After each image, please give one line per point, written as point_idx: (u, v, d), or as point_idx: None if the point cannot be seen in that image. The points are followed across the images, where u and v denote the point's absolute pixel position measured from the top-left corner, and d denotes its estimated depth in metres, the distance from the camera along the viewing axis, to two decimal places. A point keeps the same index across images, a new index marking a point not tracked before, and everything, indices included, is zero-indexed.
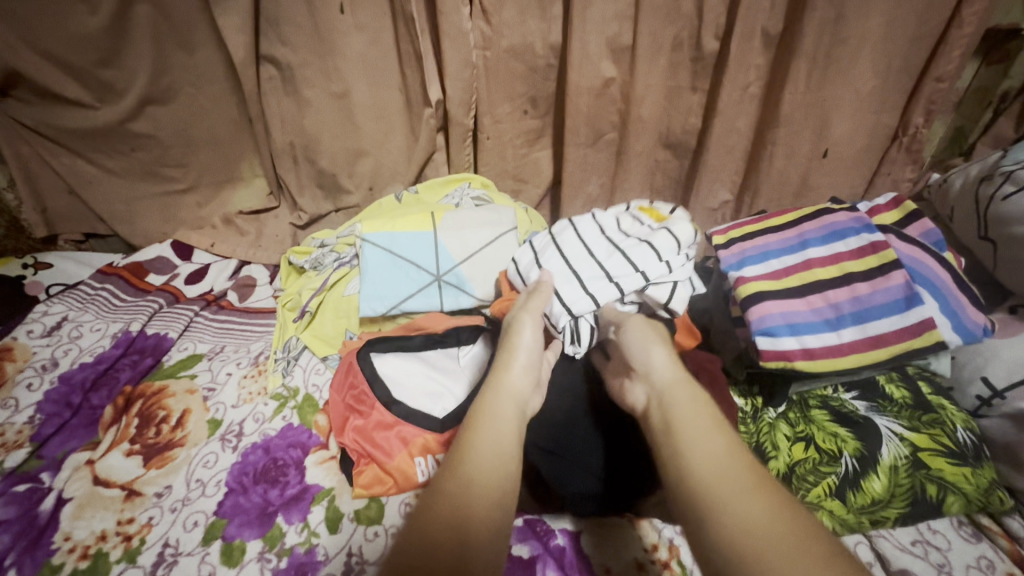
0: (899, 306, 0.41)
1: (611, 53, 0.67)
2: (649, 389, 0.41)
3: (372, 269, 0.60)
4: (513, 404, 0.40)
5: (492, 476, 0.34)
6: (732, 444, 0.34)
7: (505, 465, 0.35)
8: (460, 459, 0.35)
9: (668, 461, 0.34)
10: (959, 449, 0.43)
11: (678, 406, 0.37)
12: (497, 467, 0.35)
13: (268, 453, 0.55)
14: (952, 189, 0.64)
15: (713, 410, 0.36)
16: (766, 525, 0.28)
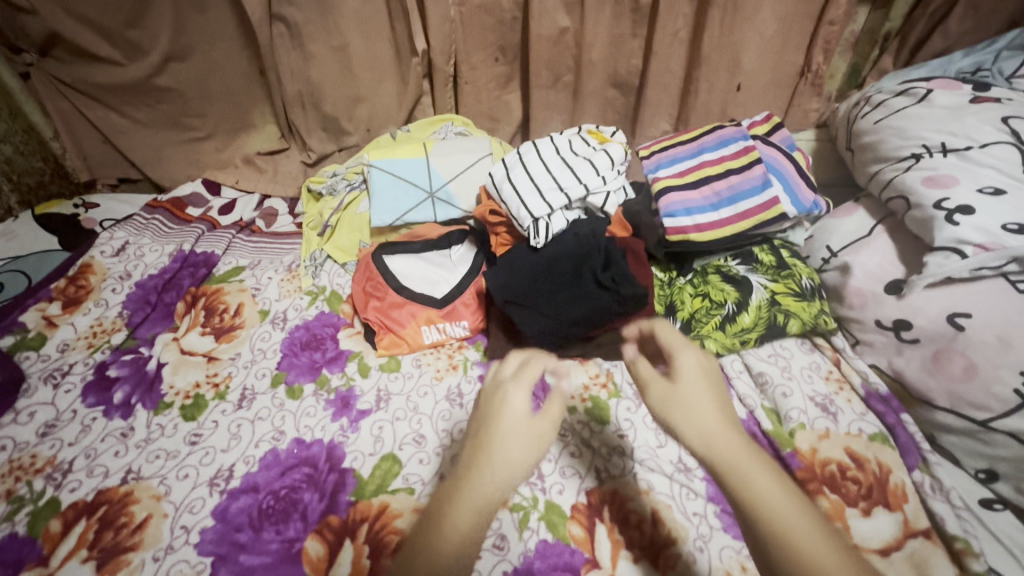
0: (759, 189, 0.59)
1: (565, 6, 0.81)
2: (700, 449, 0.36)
3: (378, 189, 0.76)
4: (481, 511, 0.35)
5: None
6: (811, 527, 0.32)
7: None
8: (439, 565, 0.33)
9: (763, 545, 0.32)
10: (802, 291, 0.63)
11: (744, 492, 0.34)
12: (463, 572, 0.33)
13: (309, 331, 0.73)
14: (838, 115, 0.81)
15: (789, 505, 0.33)
16: None
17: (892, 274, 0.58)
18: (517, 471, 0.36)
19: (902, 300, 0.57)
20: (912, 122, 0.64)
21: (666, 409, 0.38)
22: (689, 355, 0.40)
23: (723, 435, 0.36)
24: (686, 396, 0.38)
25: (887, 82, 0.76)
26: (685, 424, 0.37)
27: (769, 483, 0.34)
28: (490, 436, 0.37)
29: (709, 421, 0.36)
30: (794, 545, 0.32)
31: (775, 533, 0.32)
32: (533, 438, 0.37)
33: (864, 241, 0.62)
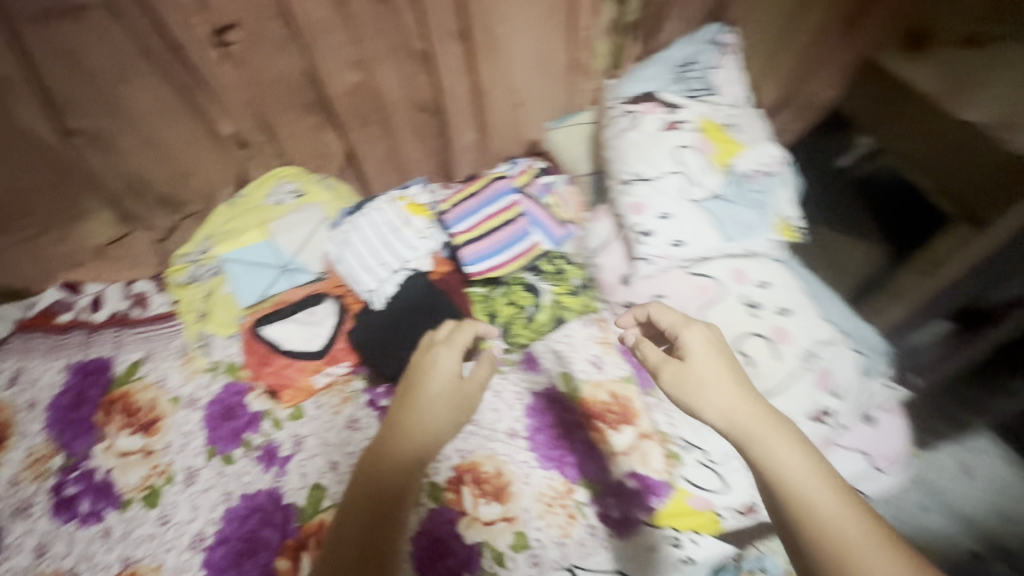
0: (523, 236, 0.92)
1: (351, 65, 0.90)
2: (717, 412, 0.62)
3: (239, 275, 0.95)
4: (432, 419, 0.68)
5: (398, 464, 0.65)
6: (807, 460, 0.57)
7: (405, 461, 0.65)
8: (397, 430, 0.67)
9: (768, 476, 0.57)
10: (574, 289, 0.91)
11: (758, 455, 0.58)
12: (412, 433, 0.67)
13: (221, 403, 0.89)
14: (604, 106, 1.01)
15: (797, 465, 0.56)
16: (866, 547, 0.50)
17: (622, 269, 0.87)
18: (448, 369, 0.71)
19: (628, 287, 0.86)
20: (627, 145, 0.87)
21: (682, 377, 0.65)
22: (697, 332, 0.68)
23: (740, 407, 0.61)
24: (692, 367, 0.65)
25: (628, 85, 0.96)
26: (703, 391, 0.63)
27: (780, 448, 0.58)
28: (433, 380, 0.71)
29: (726, 399, 0.62)
30: (788, 478, 0.55)
31: (776, 482, 0.56)
32: (460, 392, 0.71)
33: (607, 244, 0.90)
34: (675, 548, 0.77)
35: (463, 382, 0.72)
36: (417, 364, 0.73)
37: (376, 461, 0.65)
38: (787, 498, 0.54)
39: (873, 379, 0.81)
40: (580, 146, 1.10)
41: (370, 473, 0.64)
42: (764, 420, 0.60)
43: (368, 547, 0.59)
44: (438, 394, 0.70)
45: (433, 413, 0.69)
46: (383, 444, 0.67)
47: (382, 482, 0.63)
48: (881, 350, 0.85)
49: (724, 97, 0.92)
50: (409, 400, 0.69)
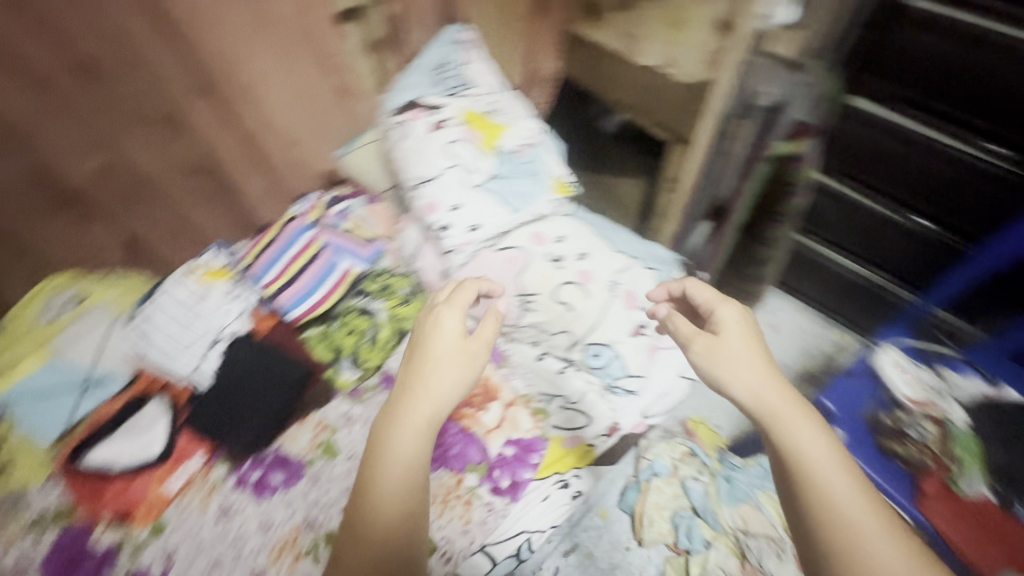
0: (333, 267, 0.92)
1: (84, 149, 0.79)
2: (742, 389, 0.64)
3: (29, 411, 0.78)
4: (439, 388, 0.67)
5: (410, 437, 0.64)
6: (829, 447, 0.59)
7: (417, 433, 0.64)
8: (406, 405, 0.66)
9: (787, 454, 0.59)
10: (405, 299, 0.93)
11: (781, 436, 0.60)
12: (421, 406, 0.66)
13: (62, 548, 0.71)
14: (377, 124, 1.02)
15: (819, 452, 0.58)
16: (874, 536, 0.54)
17: (438, 267, 0.94)
18: (451, 332, 0.71)
19: (451, 279, 0.93)
20: (406, 154, 0.92)
21: (713, 354, 0.67)
22: (736, 312, 0.70)
23: (768, 390, 0.63)
24: (730, 343, 0.67)
25: (394, 98, 0.97)
26: (728, 370, 0.65)
27: (801, 434, 0.60)
28: (437, 344, 0.70)
29: (754, 377, 0.64)
30: (808, 465, 0.58)
31: (796, 464, 0.58)
32: (468, 351, 0.70)
33: (419, 249, 0.95)
34: (563, 489, 0.84)
35: (467, 342, 0.71)
36: (421, 328, 0.72)
37: (390, 430, 0.64)
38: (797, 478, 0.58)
39: (671, 288, 0.96)
40: (375, 165, 1.08)
41: (390, 436, 0.63)
42: (794, 408, 0.62)
43: (395, 511, 0.60)
44: (448, 354, 0.69)
45: (441, 380, 0.67)
46: (395, 409, 0.66)
47: (397, 446, 0.63)
48: (672, 261, 1.00)
49: (480, 87, 0.99)
50: (414, 364, 0.69)
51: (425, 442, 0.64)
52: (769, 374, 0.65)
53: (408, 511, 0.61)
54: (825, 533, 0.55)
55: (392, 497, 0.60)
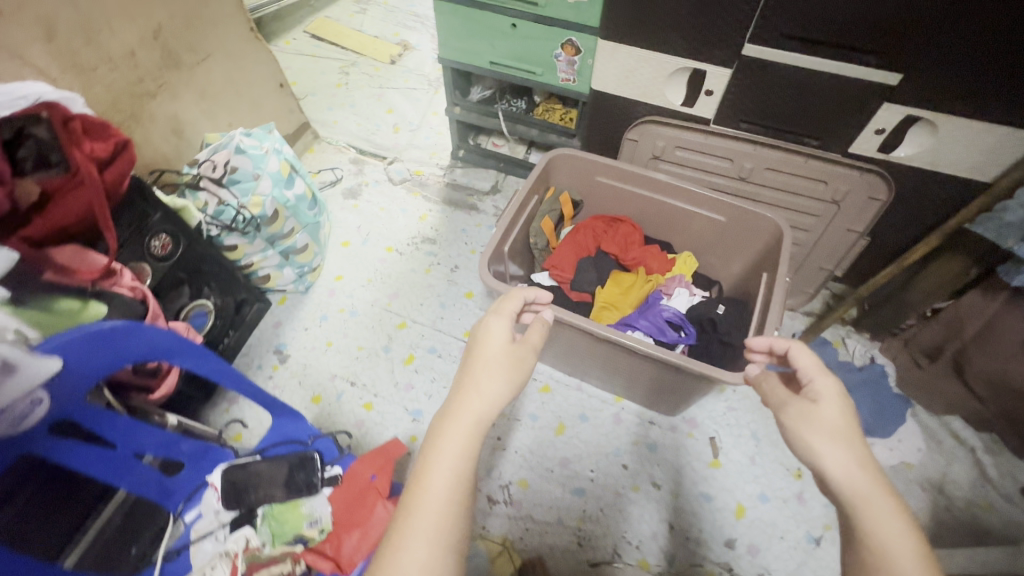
0: None
1: None
2: (831, 463, 0.63)
3: None
4: (490, 373, 0.67)
5: (463, 429, 0.62)
6: (913, 540, 0.55)
7: (472, 431, 0.62)
8: (460, 397, 0.65)
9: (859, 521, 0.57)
10: None
11: (868, 520, 0.57)
12: (483, 398, 0.65)
13: None
14: None
15: (905, 547, 0.54)
16: None
17: None
18: (497, 332, 0.73)
19: None
20: None
21: (808, 419, 0.68)
22: (830, 385, 0.73)
23: (858, 473, 0.61)
24: (826, 415, 0.68)
25: None
26: (822, 450, 0.64)
27: (890, 524, 0.56)
28: (490, 342, 0.72)
29: (830, 444, 0.64)
30: (880, 550, 0.55)
31: (873, 551, 0.55)
32: (515, 354, 0.71)
33: None
34: None
35: (516, 344, 0.73)
36: (472, 336, 0.75)
37: (444, 428, 0.62)
38: (866, 543, 0.56)
39: None
40: None
41: (442, 430, 0.61)
42: (879, 488, 0.59)
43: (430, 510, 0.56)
44: (498, 358, 0.69)
45: (503, 376, 0.68)
46: (449, 405, 0.65)
47: (448, 440, 0.61)
48: None
49: None
50: (469, 369, 0.69)
51: (474, 444, 0.62)
52: (863, 456, 0.62)
53: (447, 509, 0.57)
54: None
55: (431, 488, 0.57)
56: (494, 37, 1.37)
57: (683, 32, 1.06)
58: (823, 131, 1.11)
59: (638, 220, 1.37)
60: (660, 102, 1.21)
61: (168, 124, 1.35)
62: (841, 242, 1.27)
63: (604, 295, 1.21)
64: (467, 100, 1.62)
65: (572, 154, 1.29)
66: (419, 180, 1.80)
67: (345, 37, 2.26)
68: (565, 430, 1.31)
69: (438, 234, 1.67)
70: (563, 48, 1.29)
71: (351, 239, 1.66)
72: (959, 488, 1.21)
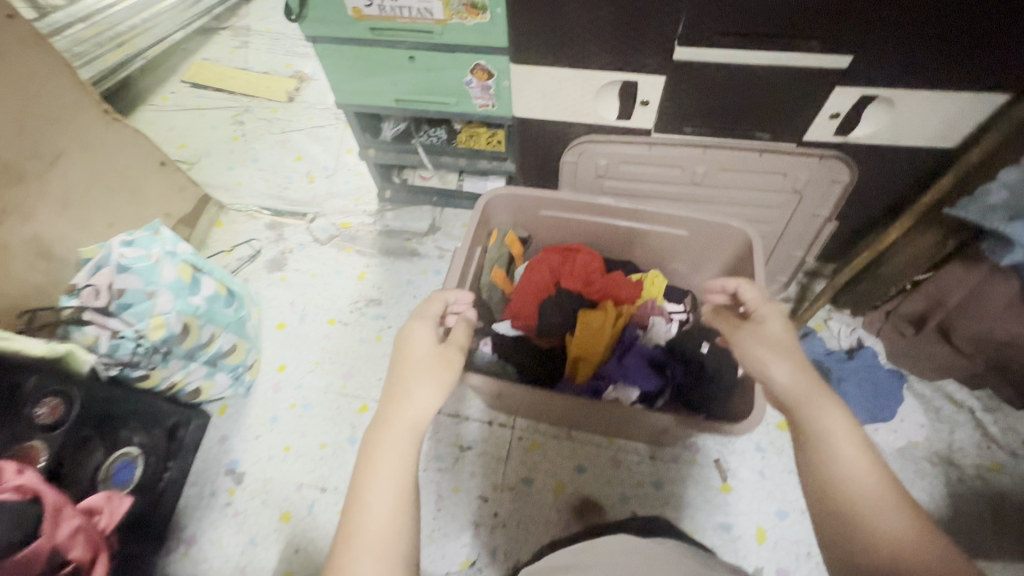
0: None
1: None
2: (774, 370, 0.71)
3: None
4: (419, 374, 0.72)
5: (400, 435, 0.66)
6: (842, 418, 0.64)
7: (407, 434, 0.66)
8: (394, 402, 0.69)
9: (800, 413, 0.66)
10: None
11: (808, 410, 0.65)
12: (413, 401, 0.69)
13: None
14: None
15: (837, 425, 0.63)
16: (864, 489, 0.58)
17: None
18: (422, 336, 0.78)
19: None
20: None
21: (756, 337, 0.76)
22: (773, 311, 0.82)
23: (799, 373, 0.69)
24: (772, 333, 0.75)
25: None
26: (771, 362, 0.72)
27: (822, 409, 0.65)
28: (417, 347, 0.76)
29: (775, 356, 0.72)
30: (822, 435, 0.63)
31: (816, 437, 0.63)
32: (442, 356, 0.76)
33: None
34: None
35: (441, 346, 0.78)
36: (398, 343, 0.78)
37: (379, 436, 0.66)
38: (808, 427, 0.64)
39: None
40: None
41: (379, 440, 0.65)
42: (818, 388, 0.66)
43: (374, 520, 0.60)
44: (423, 361, 0.74)
45: (433, 376, 0.72)
46: (383, 412, 0.68)
47: (385, 447, 0.65)
48: None
49: None
50: (396, 375, 0.72)
51: (411, 446, 0.66)
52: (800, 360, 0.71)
53: (391, 514, 0.60)
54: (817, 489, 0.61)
55: (373, 502, 0.61)
56: (393, 74, 1.19)
57: (603, 43, 0.92)
58: (775, 124, 1.00)
59: (595, 246, 1.25)
60: (592, 120, 1.08)
61: (30, 248, 1.14)
62: (809, 229, 1.18)
63: (575, 345, 1.08)
64: (380, 140, 1.44)
65: (509, 194, 1.16)
66: (347, 235, 1.61)
67: (230, 79, 2.01)
68: (564, 489, 1.21)
69: (382, 293, 1.51)
70: (473, 73, 1.13)
71: (287, 318, 1.48)
72: (967, 456, 1.18)
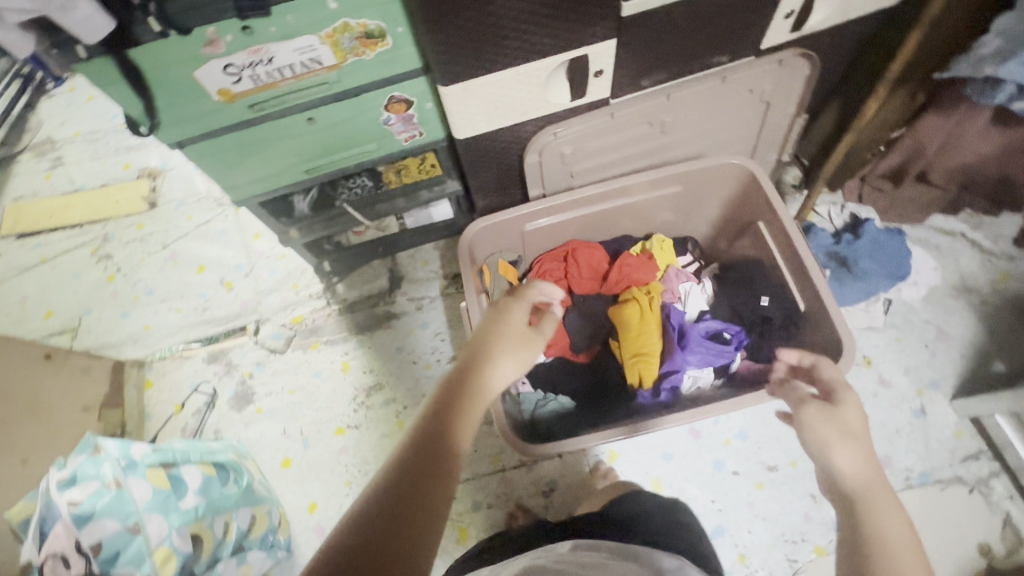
0: None
1: None
2: (846, 463, 0.61)
3: None
4: (494, 357, 0.67)
5: (460, 412, 0.61)
6: (908, 540, 0.54)
7: (467, 412, 0.61)
8: (470, 379, 0.63)
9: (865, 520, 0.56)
10: None
11: (870, 518, 0.56)
12: (482, 383, 0.64)
13: None
14: None
15: (902, 548, 0.53)
16: None
17: None
18: (516, 315, 0.72)
19: None
20: None
21: (827, 414, 0.67)
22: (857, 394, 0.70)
23: (871, 474, 0.60)
24: (849, 418, 0.66)
25: None
26: (837, 447, 0.63)
27: (889, 524, 0.55)
28: (506, 324, 0.71)
29: (854, 451, 0.62)
30: (883, 552, 0.53)
31: (875, 552, 0.53)
32: (525, 342, 0.71)
33: None
34: None
35: (525, 332, 0.72)
36: (488, 314, 0.73)
37: (450, 405, 0.60)
38: (869, 535, 0.54)
39: None
40: None
41: (438, 417, 0.59)
42: (883, 494, 0.58)
43: (410, 483, 0.53)
44: (512, 343, 0.69)
45: (506, 358, 0.67)
46: (455, 384, 0.62)
47: (448, 417, 0.59)
48: None
49: None
50: (481, 349, 0.67)
51: (467, 424, 0.60)
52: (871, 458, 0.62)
53: (419, 481, 0.54)
54: None
55: (416, 465, 0.55)
56: (291, 146, 0.96)
57: (542, 25, 0.79)
58: (732, 46, 0.92)
59: (588, 235, 1.15)
60: (545, 111, 0.94)
61: None
62: (781, 129, 1.13)
63: (628, 349, 1.00)
64: (298, 217, 1.21)
65: (489, 222, 1.05)
66: (304, 330, 1.39)
67: (65, 210, 1.61)
68: (661, 484, 1.16)
69: (377, 375, 1.32)
70: (388, 108, 0.94)
71: (290, 451, 1.27)
72: (978, 279, 1.25)
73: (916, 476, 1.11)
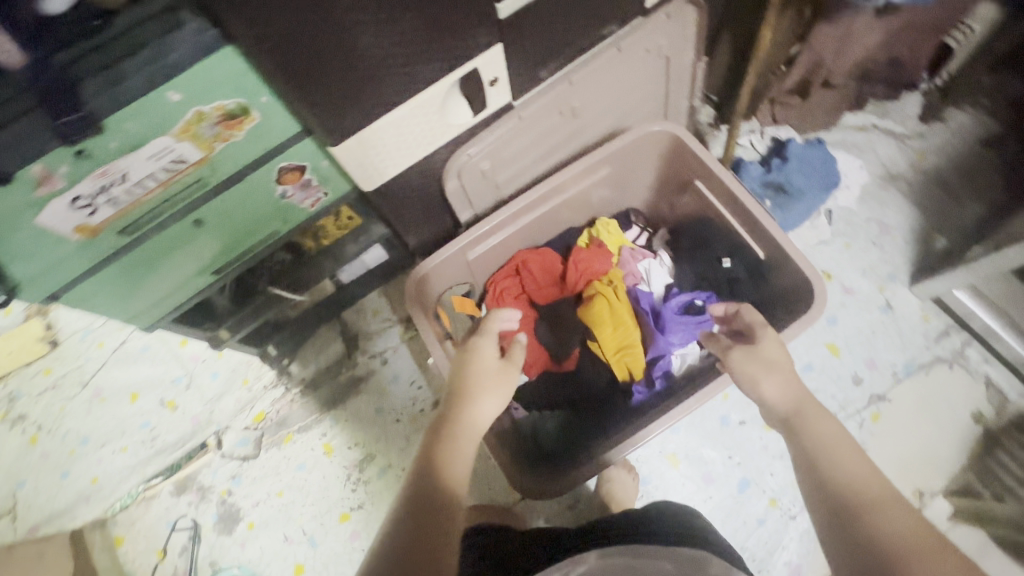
0: None
1: None
2: (775, 389, 0.71)
3: None
4: (474, 396, 0.71)
5: (452, 453, 0.64)
6: (838, 433, 0.63)
7: (458, 452, 0.65)
8: (457, 422, 0.67)
9: (801, 427, 0.65)
10: None
11: (803, 424, 0.66)
12: (467, 424, 0.68)
13: None
14: None
15: (835, 437, 0.63)
16: (865, 491, 0.56)
17: None
18: (488, 354, 0.77)
19: None
20: None
21: (750, 352, 0.75)
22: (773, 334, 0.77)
23: (795, 390, 0.70)
24: (768, 351, 0.75)
25: None
26: (762, 378, 0.72)
27: (822, 421, 0.65)
28: (479, 363, 0.75)
29: (777, 377, 0.72)
30: (823, 444, 0.62)
31: (815, 448, 0.62)
32: (502, 376, 0.75)
33: None
34: None
35: (498, 366, 0.76)
36: (461, 357, 0.77)
37: (442, 449, 0.64)
38: (807, 438, 0.64)
39: None
40: None
41: (435, 461, 0.62)
42: (808, 404, 0.68)
43: (418, 527, 0.55)
44: (490, 381, 0.73)
45: (484, 396, 0.72)
46: (443, 431, 0.66)
47: (444, 459, 0.63)
48: None
49: None
50: (462, 394, 0.71)
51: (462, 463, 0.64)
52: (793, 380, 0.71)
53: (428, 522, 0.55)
54: (822, 497, 0.58)
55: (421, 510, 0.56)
56: (185, 254, 0.84)
57: (419, 51, 0.70)
58: (619, 12, 0.87)
59: (532, 241, 1.10)
60: (450, 133, 0.87)
61: None
62: (686, 78, 1.10)
63: (607, 346, 0.97)
64: (222, 316, 1.09)
65: (428, 266, 0.97)
66: (271, 425, 1.28)
67: None
68: (678, 458, 1.15)
69: (364, 445, 1.24)
70: (281, 181, 0.83)
71: (299, 556, 1.18)
72: (899, 163, 1.30)
73: (901, 369, 1.16)
